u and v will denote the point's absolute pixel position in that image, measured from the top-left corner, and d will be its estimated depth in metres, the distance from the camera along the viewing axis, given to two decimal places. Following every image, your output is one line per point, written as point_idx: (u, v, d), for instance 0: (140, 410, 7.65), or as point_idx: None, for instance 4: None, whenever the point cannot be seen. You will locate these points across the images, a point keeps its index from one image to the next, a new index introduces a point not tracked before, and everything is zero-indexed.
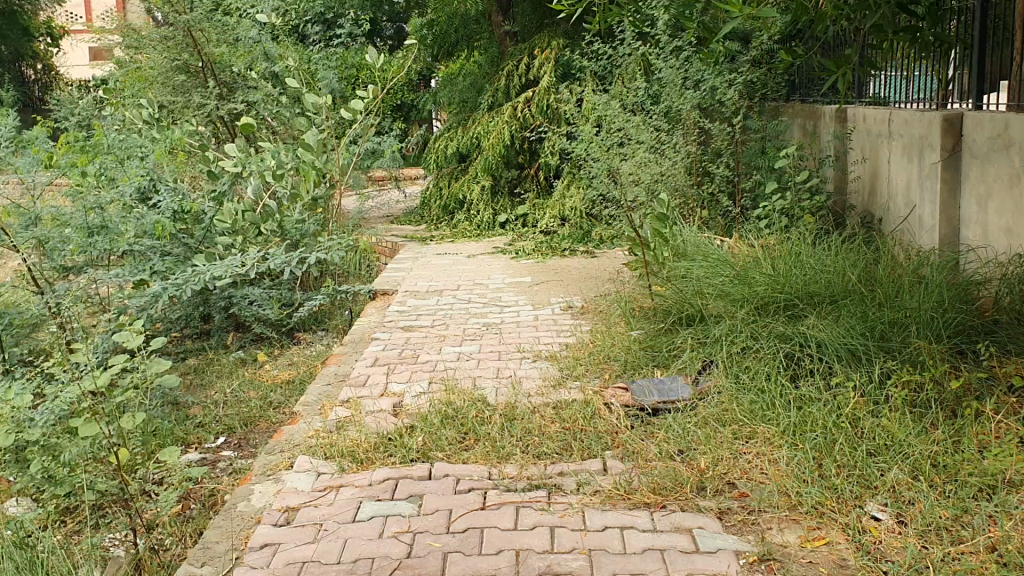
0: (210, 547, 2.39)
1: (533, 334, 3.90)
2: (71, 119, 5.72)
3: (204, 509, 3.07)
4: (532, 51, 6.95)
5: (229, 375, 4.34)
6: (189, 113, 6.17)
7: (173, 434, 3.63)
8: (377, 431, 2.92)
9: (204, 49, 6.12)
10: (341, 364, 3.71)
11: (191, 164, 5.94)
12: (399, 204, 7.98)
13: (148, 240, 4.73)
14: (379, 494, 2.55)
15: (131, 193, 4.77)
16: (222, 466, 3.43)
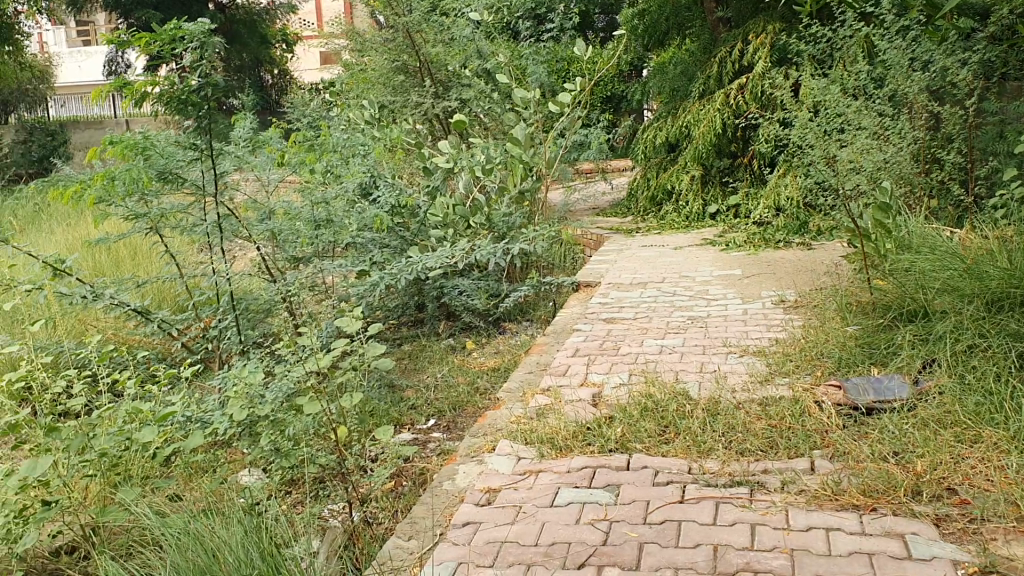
0: (417, 522, 2.51)
1: (740, 328, 3.80)
2: (301, 120, 6.15)
3: (415, 487, 3.24)
4: (746, 36, 6.74)
5: (439, 361, 4.53)
6: (407, 111, 6.46)
7: (388, 415, 3.83)
8: (576, 420, 2.95)
9: (422, 49, 6.42)
10: (544, 354, 3.77)
11: (408, 160, 6.23)
12: (607, 196, 7.99)
13: (369, 233, 5.02)
14: (577, 482, 2.58)
15: (354, 189, 5.07)
16: (431, 447, 3.59)
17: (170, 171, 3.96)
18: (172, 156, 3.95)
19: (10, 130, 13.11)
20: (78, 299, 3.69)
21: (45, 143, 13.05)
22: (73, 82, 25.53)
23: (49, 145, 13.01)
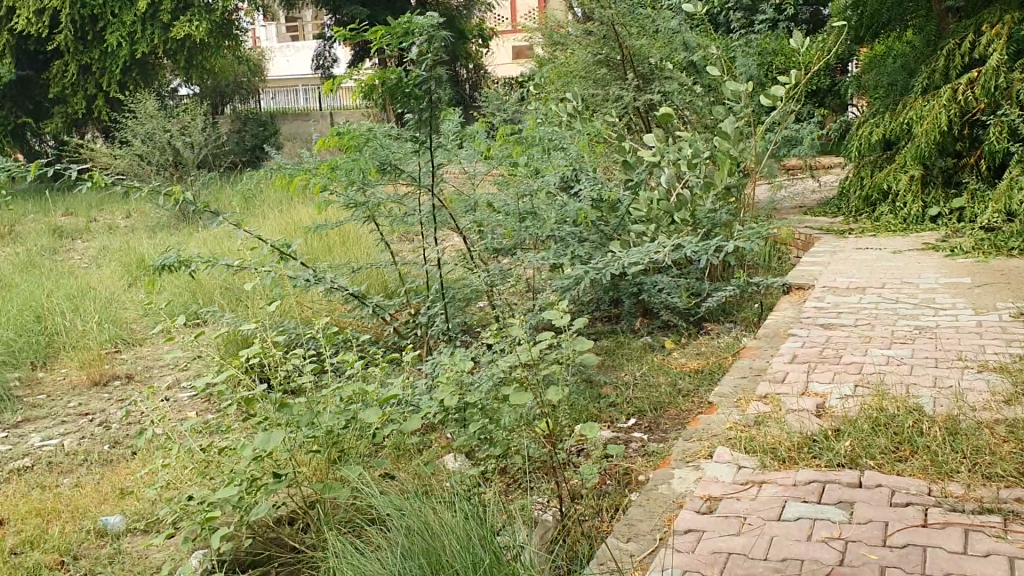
0: (636, 525, 2.46)
1: (977, 341, 3.52)
2: (504, 113, 6.20)
3: (620, 486, 3.18)
4: (979, 27, 6.28)
5: (638, 360, 4.45)
6: (609, 105, 6.40)
7: (589, 411, 3.80)
8: (800, 431, 2.81)
9: (626, 42, 6.34)
10: (756, 359, 3.64)
11: (607, 154, 6.17)
12: (813, 195, 7.65)
13: (570, 227, 5.00)
14: (805, 496, 2.45)
15: (556, 182, 5.06)
16: (634, 446, 3.53)
17: (389, 163, 4.12)
18: (391, 148, 4.11)
19: (228, 121, 13.98)
20: (301, 281, 3.85)
21: (259, 133, 13.87)
22: (282, 76, 27.07)
23: (261, 135, 13.81)
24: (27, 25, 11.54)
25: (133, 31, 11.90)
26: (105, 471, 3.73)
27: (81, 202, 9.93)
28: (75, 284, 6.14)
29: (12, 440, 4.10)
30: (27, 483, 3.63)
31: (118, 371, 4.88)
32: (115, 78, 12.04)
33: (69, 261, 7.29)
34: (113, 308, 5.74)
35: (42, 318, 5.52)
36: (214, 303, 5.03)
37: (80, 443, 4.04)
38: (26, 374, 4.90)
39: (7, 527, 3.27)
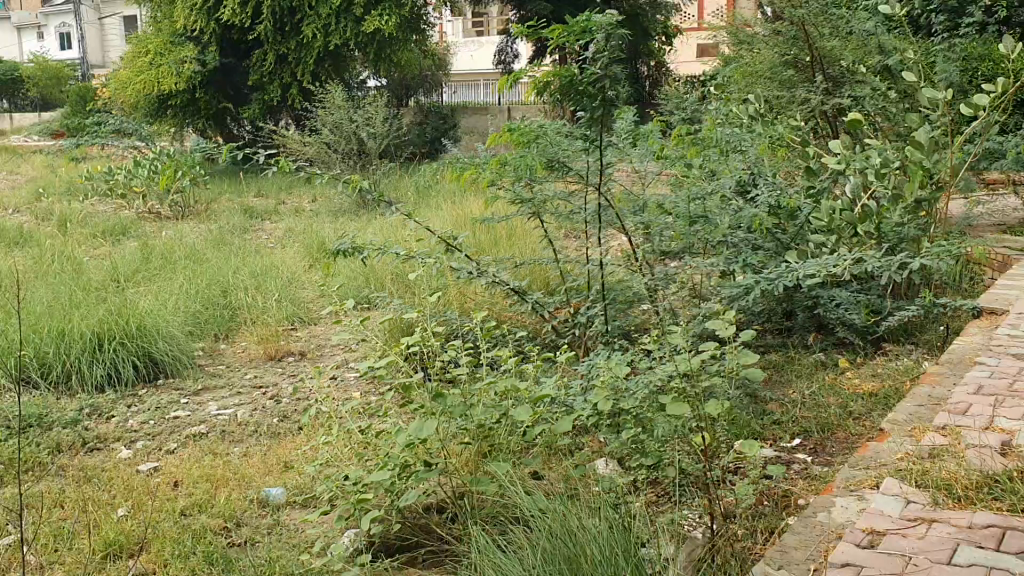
0: (790, 553, 2.33)
1: None
2: (682, 114, 6.07)
3: (778, 509, 3.05)
4: None
5: (807, 378, 4.25)
6: (793, 107, 6.14)
7: (750, 427, 3.66)
8: (981, 469, 2.59)
9: (817, 44, 6.05)
10: (937, 387, 3.39)
11: (788, 159, 5.92)
12: (1015, 213, 7.11)
13: (743, 233, 4.78)
14: (982, 541, 2.25)
15: (731, 186, 4.88)
16: (796, 469, 3.37)
17: (557, 160, 4.06)
18: (561, 144, 4.06)
19: (411, 113, 14.42)
20: (464, 273, 3.87)
21: (439, 124, 14.23)
22: (466, 70, 27.80)
23: (441, 128, 14.17)
24: (231, 15, 12.25)
25: (327, 23, 12.44)
26: (272, 443, 3.91)
27: (271, 185, 10.48)
28: (259, 263, 6.46)
29: (191, 407, 4.36)
30: (200, 449, 3.85)
31: (292, 348, 5.10)
32: (308, 68, 12.62)
33: (256, 240, 7.70)
34: (293, 288, 6.00)
35: (226, 293, 5.85)
36: (383, 290, 5.18)
37: (252, 414, 4.24)
38: (208, 345, 5.20)
39: (180, 489, 3.47)
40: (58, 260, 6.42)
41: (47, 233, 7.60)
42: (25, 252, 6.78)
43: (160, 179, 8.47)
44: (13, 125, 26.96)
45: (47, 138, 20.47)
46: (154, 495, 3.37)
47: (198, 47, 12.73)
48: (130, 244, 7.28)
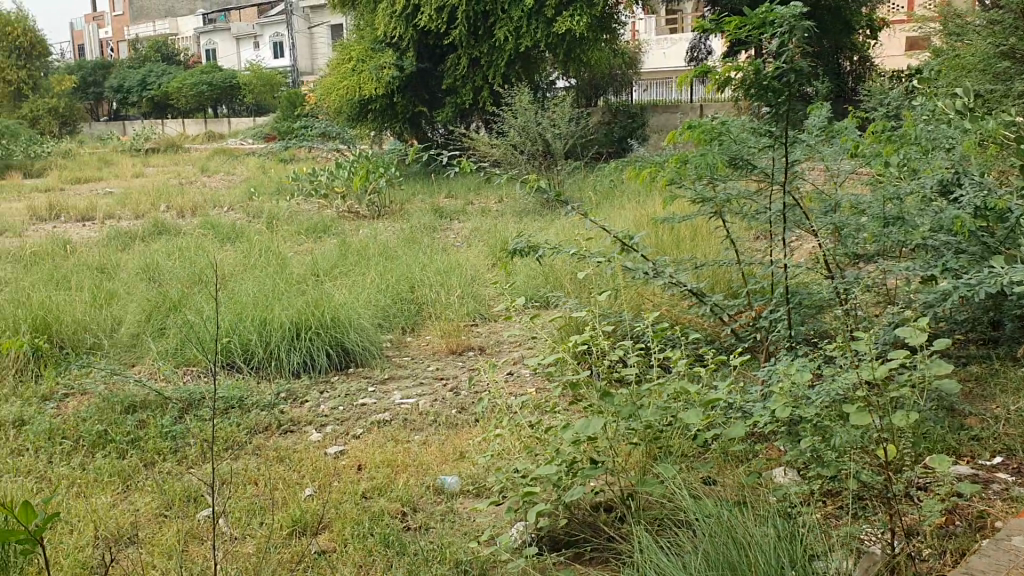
0: None
1: None
2: (881, 109, 5.76)
3: (971, 530, 2.84)
4: None
5: (1013, 392, 3.93)
6: (1008, 101, 5.70)
7: (944, 442, 3.43)
8: None
9: None
10: None
11: (1001, 156, 5.50)
12: None
13: (944, 235, 4.32)
14: None
15: (933, 186, 4.57)
16: (995, 488, 3.13)
17: (741, 158, 3.94)
18: (745, 142, 3.93)
19: (602, 113, 14.50)
20: (640, 274, 3.79)
21: (628, 124, 14.20)
22: (657, 68, 27.65)
23: (630, 127, 14.13)
24: (428, 21, 12.70)
25: (519, 26, 12.64)
26: (449, 434, 4.02)
27: (462, 185, 10.80)
28: (446, 260, 6.67)
29: (377, 395, 4.56)
30: (384, 435, 4.02)
31: (472, 343, 5.23)
32: (500, 70, 12.90)
33: (445, 238, 7.96)
34: (476, 285, 6.16)
35: (415, 288, 6.08)
36: (562, 288, 5.22)
37: (432, 405, 4.38)
38: (396, 337, 5.42)
39: (362, 473, 3.64)
40: (264, 255, 6.90)
41: (256, 229, 8.16)
42: (236, 247, 7.31)
43: (355, 178, 8.95)
44: (232, 129, 29.01)
45: (259, 141, 21.83)
46: (339, 477, 3.55)
47: (397, 52, 13.30)
48: (328, 241, 7.70)
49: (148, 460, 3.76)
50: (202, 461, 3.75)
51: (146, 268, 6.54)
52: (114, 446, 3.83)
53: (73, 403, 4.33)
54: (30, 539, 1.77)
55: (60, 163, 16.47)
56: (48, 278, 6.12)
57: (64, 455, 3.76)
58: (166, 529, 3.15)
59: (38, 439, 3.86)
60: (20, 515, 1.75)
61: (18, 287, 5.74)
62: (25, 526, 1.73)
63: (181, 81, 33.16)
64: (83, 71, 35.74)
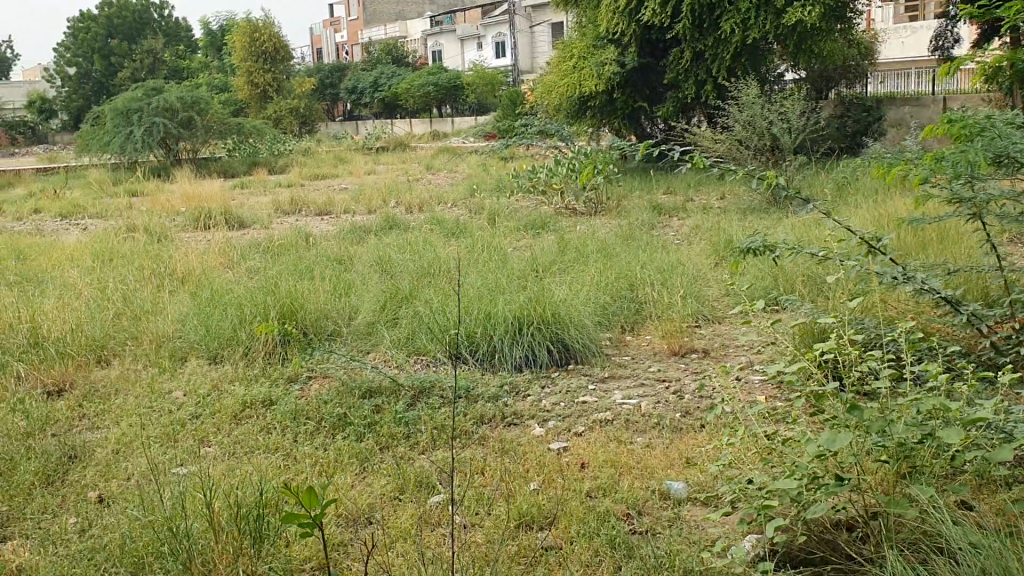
0: None
1: None
2: None
3: None
4: None
5: None
6: None
7: None
8: None
9: None
10: None
11: None
12: None
13: None
14: None
15: None
16: None
17: (1006, 155, 3.62)
18: (1011, 138, 3.63)
19: (833, 107, 13.84)
20: (888, 279, 3.47)
21: (861, 118, 13.46)
22: (894, 59, 26.20)
23: (864, 121, 13.39)
24: (651, 15, 12.54)
25: (747, 18, 12.19)
26: (673, 437, 3.90)
27: (682, 181, 10.61)
28: (668, 259, 6.55)
29: (599, 393, 4.52)
30: (607, 434, 3.96)
31: (696, 345, 5.07)
32: (724, 64, 12.55)
33: (665, 236, 7.81)
34: (698, 285, 5.99)
35: (635, 286, 6.01)
36: (794, 291, 4.97)
37: (655, 406, 4.28)
38: (616, 335, 5.36)
39: (586, 471, 3.61)
40: (489, 250, 7.05)
41: (480, 226, 8.37)
42: (462, 242, 7.53)
43: (580, 175, 8.99)
44: (453, 128, 30.07)
45: (481, 139, 22.54)
46: (563, 474, 3.54)
47: (620, 48, 13.29)
48: (549, 237, 7.77)
49: (384, 445, 3.93)
50: (432, 449, 3.87)
51: (378, 261, 6.86)
52: (352, 429, 4.02)
53: (314, 386, 4.58)
54: (310, 525, 1.93)
55: (301, 161, 17.68)
56: (292, 267, 6.54)
57: (307, 435, 3.99)
58: (401, 512, 3.27)
59: (285, 418, 4.12)
60: (302, 500, 1.90)
61: (268, 276, 6.18)
62: (309, 510, 1.87)
63: (408, 82, 34.74)
64: (321, 74, 38.31)
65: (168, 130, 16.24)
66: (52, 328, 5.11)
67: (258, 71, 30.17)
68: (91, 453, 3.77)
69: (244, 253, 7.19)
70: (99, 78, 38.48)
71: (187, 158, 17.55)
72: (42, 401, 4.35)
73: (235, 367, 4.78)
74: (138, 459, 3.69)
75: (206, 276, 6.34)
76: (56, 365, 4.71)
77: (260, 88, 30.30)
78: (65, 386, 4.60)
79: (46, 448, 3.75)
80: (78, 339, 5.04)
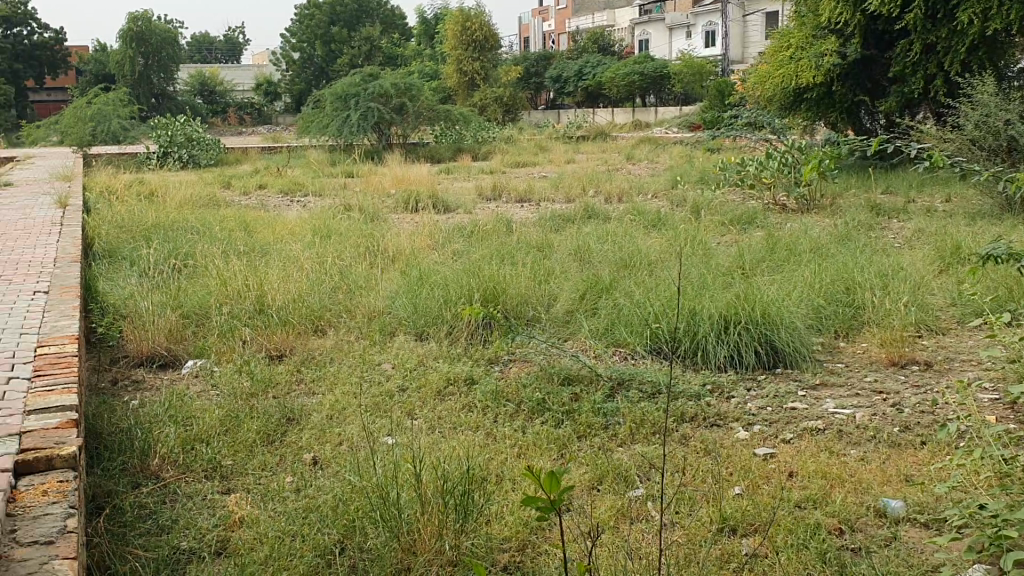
0: None
1: None
2: None
3: None
4: None
5: None
6: None
7: None
8: None
9: None
10: None
11: None
12: None
13: None
14: None
15: None
16: None
17: None
18: None
19: None
20: None
21: None
22: None
23: None
24: (879, 5, 11.86)
25: (987, 8, 11.28)
26: (891, 453, 3.67)
27: (902, 181, 10.00)
28: (888, 263, 6.18)
29: (808, 400, 4.32)
30: (817, 444, 3.78)
31: (917, 356, 4.75)
32: (958, 58, 11.70)
33: (883, 238, 7.39)
34: (921, 293, 5.61)
35: (851, 290, 5.70)
36: None
37: (871, 419, 4.04)
38: (828, 340, 5.12)
39: (794, 480, 3.46)
40: (693, 244, 6.91)
41: (683, 219, 8.23)
42: (664, 235, 7.43)
43: (808, 166, 8.59)
44: (658, 118, 29.73)
45: (687, 130, 22.15)
46: (769, 481, 3.41)
47: (841, 40, 12.67)
48: (757, 234, 7.53)
49: (583, 433, 3.92)
50: (632, 443, 3.82)
51: (580, 251, 6.87)
52: (552, 415, 4.03)
53: (515, 369, 4.63)
54: (547, 509, 1.87)
55: (504, 148, 18.02)
56: (496, 252, 6.66)
57: (508, 417, 4.04)
58: (600, 503, 3.25)
59: (486, 398, 4.18)
60: (543, 483, 1.86)
61: (473, 259, 6.32)
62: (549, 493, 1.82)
63: (614, 71, 34.63)
64: (528, 63, 38.92)
65: (381, 115, 16.96)
66: (275, 295, 5.42)
67: (467, 59, 30.95)
68: (307, 416, 3.97)
69: (451, 237, 7.39)
70: (319, 64, 40.72)
71: (397, 142, 18.28)
72: (265, 363, 4.62)
73: (440, 345, 4.91)
74: (349, 425, 3.85)
75: (414, 256, 6.56)
76: (277, 331, 5.00)
77: (468, 75, 31.12)
78: (285, 351, 4.87)
79: (267, 409, 3.98)
80: (298, 308, 5.33)
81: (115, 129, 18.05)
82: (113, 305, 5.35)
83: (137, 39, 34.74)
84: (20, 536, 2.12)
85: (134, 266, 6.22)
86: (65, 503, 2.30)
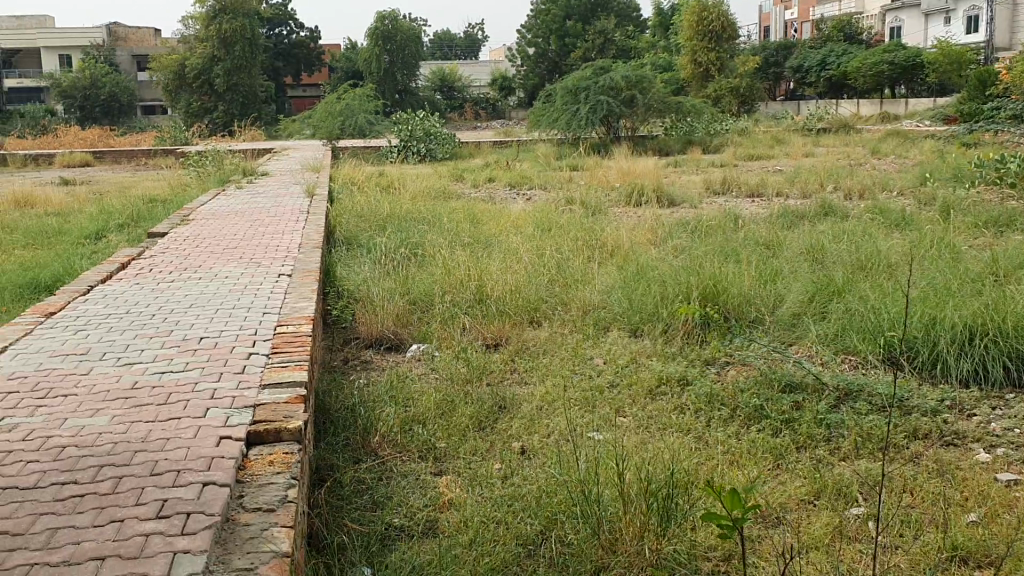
0: None
1: None
2: None
3: None
4: None
5: None
6: None
7: None
8: None
9: None
10: None
11: None
12: None
13: None
14: None
15: None
16: None
17: None
18: None
19: None
20: None
21: None
22: None
23: None
24: None
25: None
26: None
27: None
28: None
29: None
30: None
31: None
32: None
33: None
34: None
35: None
36: None
37: None
38: None
39: None
40: (939, 246, 6.41)
41: (929, 219, 7.65)
42: (906, 236, 6.94)
43: None
44: (908, 110, 27.83)
45: (941, 123, 20.57)
46: (1011, 511, 3.09)
47: None
48: (1015, 237, 6.86)
49: (801, 444, 3.73)
50: (854, 457, 3.59)
51: (810, 250, 6.55)
52: (769, 422, 3.87)
53: (732, 372, 4.49)
54: (730, 526, 1.97)
55: (737, 142, 17.53)
56: (720, 249, 6.49)
57: (721, 420, 3.92)
58: (814, 518, 3.07)
59: (700, 400, 4.08)
60: (727, 502, 1.95)
61: (695, 255, 6.19)
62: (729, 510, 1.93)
63: (862, 60, 32.71)
64: (767, 53, 37.61)
65: (611, 108, 16.98)
66: (495, 285, 5.56)
67: (703, 50, 30.29)
68: (518, 406, 4.04)
69: (675, 232, 7.28)
70: (554, 58, 41.33)
71: (627, 136, 18.24)
72: (481, 351, 4.76)
73: (655, 343, 4.85)
74: (558, 418, 3.88)
75: (635, 251, 6.52)
76: (495, 321, 5.13)
77: (703, 67, 30.51)
78: (501, 341, 4.99)
79: (481, 396, 4.09)
80: (517, 299, 5.43)
81: (362, 123, 19.24)
82: (348, 289, 5.70)
83: (385, 38, 36.76)
84: (246, 501, 2.29)
85: (369, 253, 6.60)
86: (287, 474, 2.46)
